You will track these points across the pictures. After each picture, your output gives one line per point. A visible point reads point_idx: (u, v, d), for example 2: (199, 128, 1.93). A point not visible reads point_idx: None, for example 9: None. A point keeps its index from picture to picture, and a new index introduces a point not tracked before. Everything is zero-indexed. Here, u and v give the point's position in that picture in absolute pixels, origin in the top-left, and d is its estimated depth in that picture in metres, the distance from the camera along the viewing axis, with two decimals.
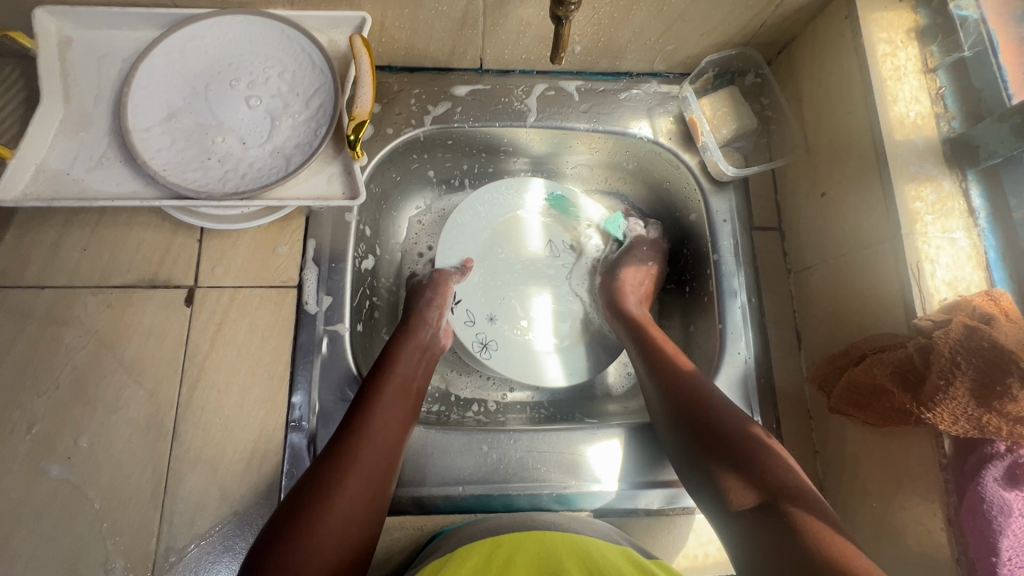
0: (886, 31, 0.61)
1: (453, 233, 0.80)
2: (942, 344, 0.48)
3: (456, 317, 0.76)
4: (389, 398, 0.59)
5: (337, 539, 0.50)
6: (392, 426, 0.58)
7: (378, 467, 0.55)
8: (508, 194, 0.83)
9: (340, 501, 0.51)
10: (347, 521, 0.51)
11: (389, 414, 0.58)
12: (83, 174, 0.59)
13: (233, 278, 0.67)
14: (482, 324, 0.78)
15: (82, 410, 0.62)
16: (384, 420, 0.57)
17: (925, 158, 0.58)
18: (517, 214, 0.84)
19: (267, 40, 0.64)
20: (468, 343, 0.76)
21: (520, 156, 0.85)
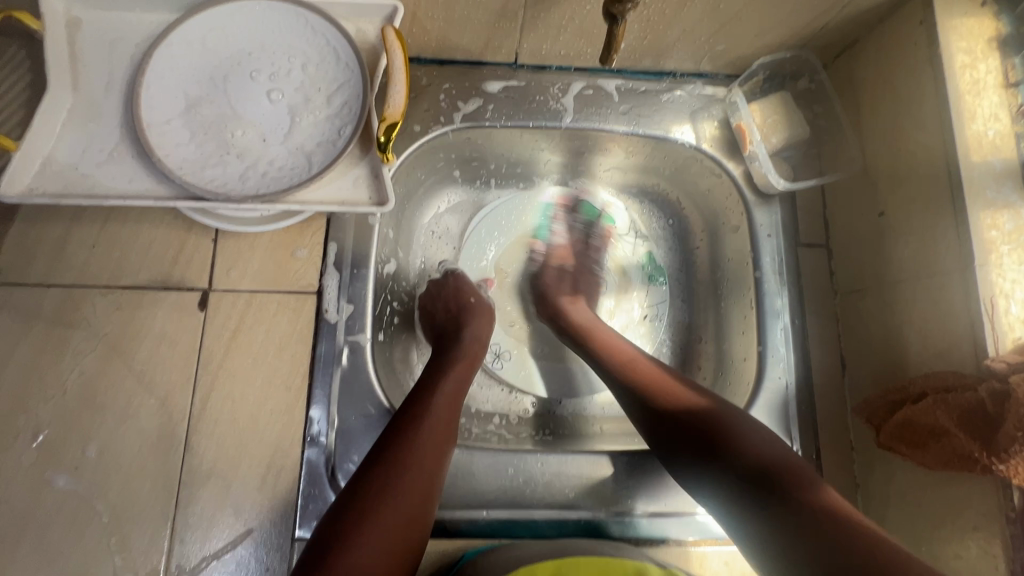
0: (966, 40, 0.56)
1: (470, 241, 0.81)
2: (1021, 391, 0.45)
3: None
4: (445, 399, 0.57)
5: (404, 526, 0.47)
6: (448, 428, 0.55)
7: (438, 457, 0.53)
8: (524, 207, 0.83)
9: (404, 489, 0.49)
10: (408, 520, 0.48)
11: (446, 416, 0.56)
12: (92, 169, 0.55)
13: (249, 282, 0.64)
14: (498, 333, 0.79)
15: (90, 417, 0.59)
16: (442, 422, 0.55)
17: (1003, 182, 0.53)
18: (533, 225, 0.83)
19: (290, 29, 0.59)
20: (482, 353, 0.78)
21: (547, 161, 0.81)
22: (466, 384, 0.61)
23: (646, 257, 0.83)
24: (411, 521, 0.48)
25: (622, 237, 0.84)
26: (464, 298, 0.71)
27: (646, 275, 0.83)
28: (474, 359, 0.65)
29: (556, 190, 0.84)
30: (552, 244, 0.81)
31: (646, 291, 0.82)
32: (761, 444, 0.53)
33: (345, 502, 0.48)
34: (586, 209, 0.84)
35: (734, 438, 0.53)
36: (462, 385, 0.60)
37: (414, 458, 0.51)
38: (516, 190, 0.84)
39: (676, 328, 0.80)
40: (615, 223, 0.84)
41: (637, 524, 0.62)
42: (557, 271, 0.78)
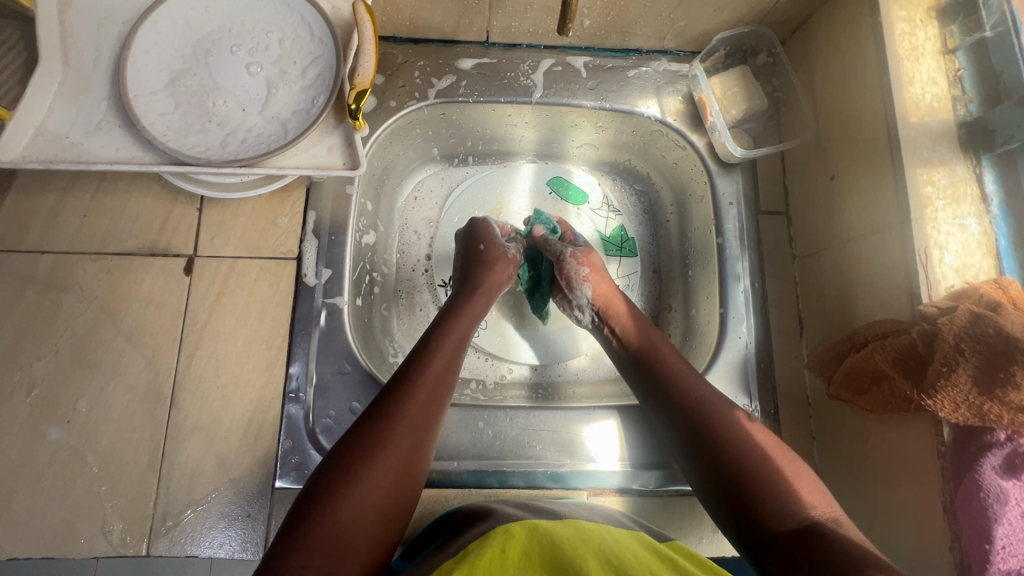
0: (905, 10, 0.59)
1: (448, 215, 0.84)
2: (946, 331, 0.48)
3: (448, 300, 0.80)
4: (443, 358, 0.59)
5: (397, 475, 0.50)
6: (437, 398, 0.56)
7: (431, 414, 0.55)
8: (500, 183, 0.86)
9: (397, 441, 0.51)
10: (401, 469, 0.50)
11: (439, 373, 0.57)
12: (82, 138, 0.59)
13: (232, 248, 0.67)
14: None
15: (81, 375, 0.62)
16: (434, 379, 0.57)
17: (938, 142, 0.56)
18: (508, 200, 0.86)
19: (268, 6, 0.63)
20: None
21: (521, 139, 0.85)
22: (465, 343, 0.63)
23: (620, 229, 0.86)
24: (405, 469, 0.51)
25: (596, 211, 0.87)
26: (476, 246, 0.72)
27: (619, 246, 0.85)
28: (477, 317, 0.65)
29: (531, 166, 0.88)
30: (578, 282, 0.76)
31: (619, 262, 0.85)
32: (705, 395, 0.56)
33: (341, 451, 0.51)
34: (561, 184, 0.87)
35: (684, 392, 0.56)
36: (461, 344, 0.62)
37: (400, 428, 0.52)
38: (493, 166, 0.87)
39: (646, 297, 0.83)
40: (588, 197, 0.87)
41: (601, 476, 0.65)
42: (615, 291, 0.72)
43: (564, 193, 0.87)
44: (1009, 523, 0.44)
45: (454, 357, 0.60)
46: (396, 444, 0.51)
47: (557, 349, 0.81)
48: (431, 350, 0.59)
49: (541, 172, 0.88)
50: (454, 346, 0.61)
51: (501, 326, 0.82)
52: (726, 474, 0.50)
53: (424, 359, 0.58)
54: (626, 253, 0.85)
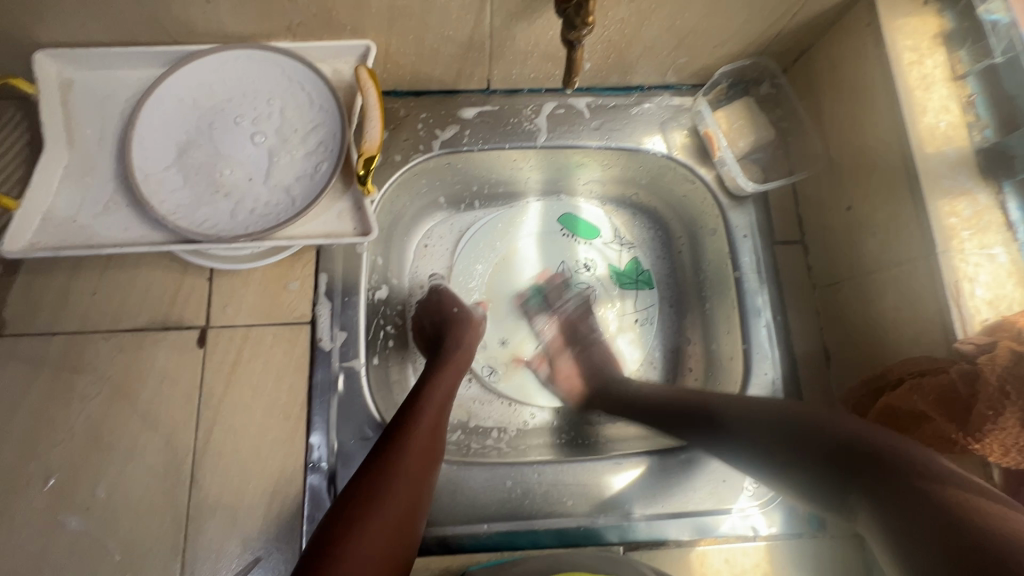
0: (911, 39, 0.59)
1: (461, 258, 0.84)
2: (990, 372, 0.46)
3: None
4: (434, 407, 0.59)
5: (394, 528, 0.49)
6: (433, 447, 0.56)
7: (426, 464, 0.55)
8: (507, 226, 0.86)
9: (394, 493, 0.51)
10: (398, 521, 0.50)
11: (434, 422, 0.58)
12: (89, 220, 0.58)
13: (245, 316, 0.66)
14: (494, 348, 0.81)
15: (98, 459, 0.61)
16: (431, 428, 0.57)
17: (957, 171, 0.55)
18: (515, 244, 0.85)
19: (269, 75, 0.62)
20: (478, 368, 0.79)
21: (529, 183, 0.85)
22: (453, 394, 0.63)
23: (635, 261, 0.85)
24: (401, 523, 0.50)
25: (607, 245, 0.86)
26: (448, 309, 0.75)
27: (636, 279, 0.84)
28: (461, 366, 0.67)
29: (538, 204, 0.87)
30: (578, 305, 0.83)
31: (636, 295, 0.84)
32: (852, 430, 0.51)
33: (341, 504, 0.50)
34: (570, 219, 0.87)
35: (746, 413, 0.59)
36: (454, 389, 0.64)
37: (398, 478, 0.52)
38: (500, 209, 0.86)
39: (665, 332, 0.82)
40: (600, 232, 0.86)
41: (637, 527, 0.63)
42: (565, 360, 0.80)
43: (576, 230, 0.86)
44: None
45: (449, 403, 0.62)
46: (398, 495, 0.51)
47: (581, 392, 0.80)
48: (425, 397, 0.60)
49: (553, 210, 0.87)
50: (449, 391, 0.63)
51: (521, 369, 0.80)
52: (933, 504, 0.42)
53: (416, 409, 0.58)
54: (643, 286, 0.84)
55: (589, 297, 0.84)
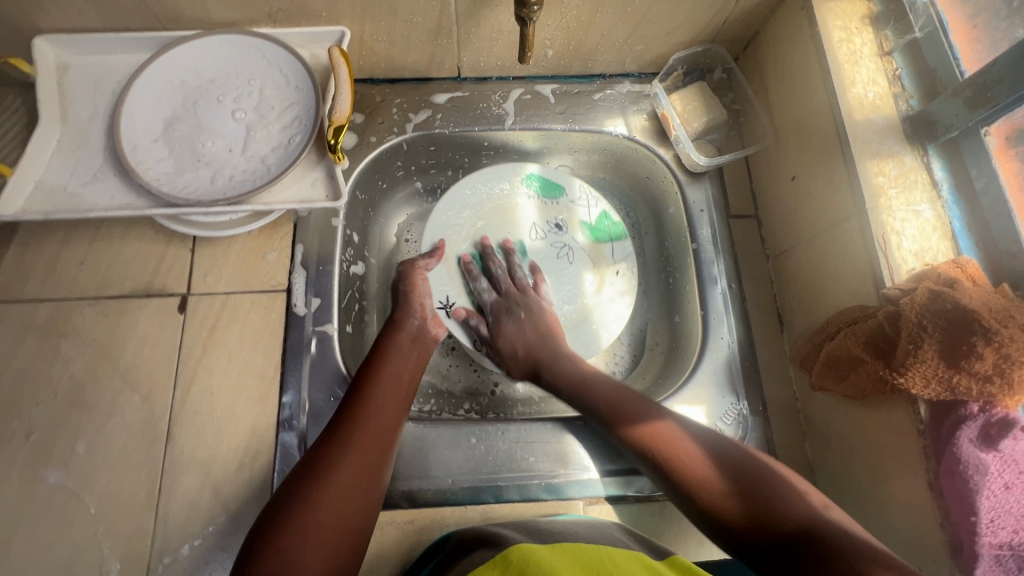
0: (841, 19, 0.64)
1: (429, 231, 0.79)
2: (909, 310, 0.50)
3: (451, 320, 0.76)
4: (385, 390, 0.59)
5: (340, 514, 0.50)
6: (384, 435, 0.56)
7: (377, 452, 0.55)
8: (495, 185, 0.82)
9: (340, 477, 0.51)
10: (344, 508, 0.50)
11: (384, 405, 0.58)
12: (79, 188, 0.63)
13: (224, 284, 0.70)
14: (480, 319, 0.77)
15: (79, 416, 0.64)
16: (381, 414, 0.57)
17: (885, 136, 0.60)
18: (500, 206, 0.82)
19: (250, 57, 0.67)
20: (467, 342, 0.75)
21: (511, 144, 0.84)
22: (409, 376, 0.62)
23: (605, 214, 0.83)
24: (349, 506, 0.51)
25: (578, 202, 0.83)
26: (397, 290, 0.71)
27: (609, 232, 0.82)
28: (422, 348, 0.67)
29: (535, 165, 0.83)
30: (514, 275, 0.79)
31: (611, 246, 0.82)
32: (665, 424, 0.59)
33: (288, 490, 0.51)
34: (552, 180, 0.83)
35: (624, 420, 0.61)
36: (406, 400, 0.61)
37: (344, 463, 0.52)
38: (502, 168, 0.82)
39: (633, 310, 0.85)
40: (565, 189, 0.83)
41: (595, 484, 0.65)
42: (510, 314, 0.74)
43: (542, 193, 0.83)
44: (993, 494, 0.45)
45: (397, 419, 0.58)
46: (322, 531, 0.48)
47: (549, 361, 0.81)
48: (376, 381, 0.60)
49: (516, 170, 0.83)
50: (400, 403, 0.60)
51: None
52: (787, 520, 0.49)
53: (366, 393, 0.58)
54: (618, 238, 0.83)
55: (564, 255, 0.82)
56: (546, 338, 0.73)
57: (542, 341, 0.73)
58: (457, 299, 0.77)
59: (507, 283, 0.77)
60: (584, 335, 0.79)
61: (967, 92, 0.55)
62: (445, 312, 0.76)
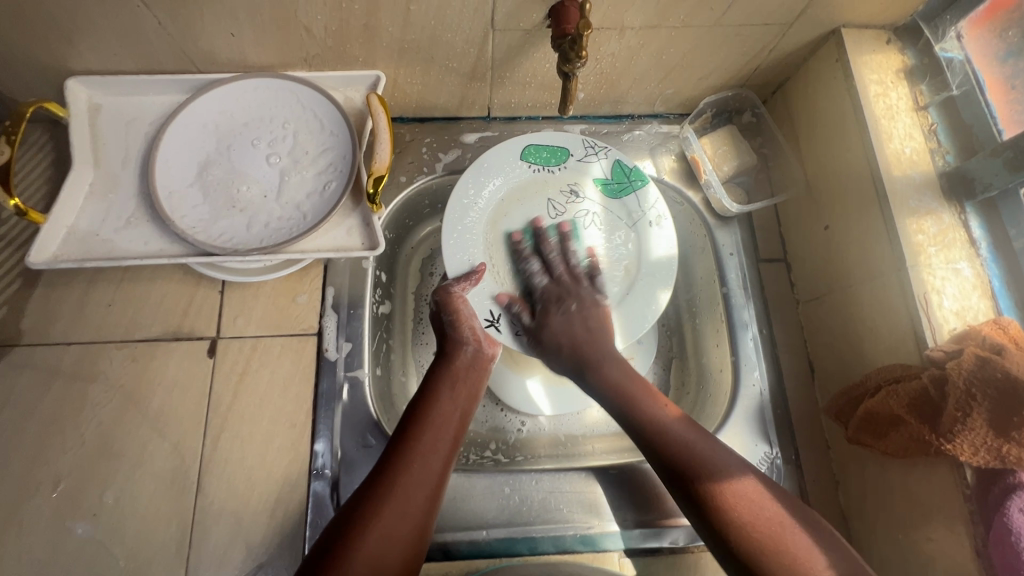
0: (877, 73, 0.64)
1: (451, 254, 0.70)
2: (956, 376, 0.50)
3: (504, 335, 0.70)
4: (442, 416, 0.60)
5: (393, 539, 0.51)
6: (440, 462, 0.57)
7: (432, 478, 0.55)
8: (491, 177, 0.74)
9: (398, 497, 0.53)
10: (400, 529, 0.51)
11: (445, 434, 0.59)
12: (112, 234, 0.62)
13: (253, 327, 0.69)
14: (531, 322, 0.71)
15: (108, 464, 0.63)
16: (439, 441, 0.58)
17: (923, 192, 0.60)
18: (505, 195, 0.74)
19: (284, 101, 0.67)
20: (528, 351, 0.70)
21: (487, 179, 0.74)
22: (467, 404, 0.63)
23: (618, 165, 0.76)
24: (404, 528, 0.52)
25: (583, 157, 0.76)
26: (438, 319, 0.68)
27: (628, 179, 0.75)
28: (476, 370, 0.66)
29: (507, 146, 0.75)
30: (570, 261, 0.73)
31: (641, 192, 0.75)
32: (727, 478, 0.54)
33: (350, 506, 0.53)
34: (539, 146, 0.75)
35: (711, 473, 0.54)
36: (455, 443, 0.60)
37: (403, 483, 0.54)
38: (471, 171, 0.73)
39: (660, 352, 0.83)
40: (568, 150, 0.76)
41: (630, 535, 0.64)
42: (560, 307, 0.69)
43: (539, 160, 0.75)
44: None
45: (444, 463, 0.57)
46: None
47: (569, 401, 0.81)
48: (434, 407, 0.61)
49: (509, 149, 0.75)
50: (448, 446, 0.59)
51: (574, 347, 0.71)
52: None
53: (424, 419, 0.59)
54: (639, 184, 0.75)
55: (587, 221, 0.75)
56: (591, 338, 0.68)
57: (590, 337, 0.68)
58: (501, 310, 0.70)
59: (560, 268, 0.72)
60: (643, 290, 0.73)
61: (1007, 153, 0.56)
62: (494, 330, 0.70)
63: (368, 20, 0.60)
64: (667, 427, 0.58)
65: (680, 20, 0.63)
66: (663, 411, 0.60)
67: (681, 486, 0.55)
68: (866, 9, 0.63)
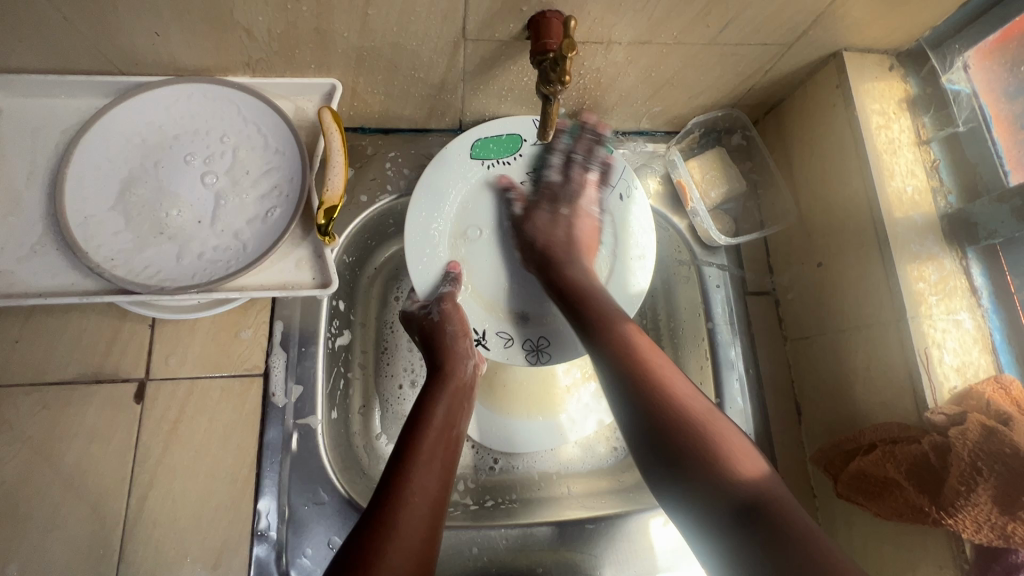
0: (879, 103, 0.60)
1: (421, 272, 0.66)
2: (960, 446, 0.46)
3: (494, 349, 0.67)
4: (440, 429, 0.56)
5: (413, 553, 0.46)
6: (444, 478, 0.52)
7: (435, 489, 0.51)
8: (447, 181, 0.68)
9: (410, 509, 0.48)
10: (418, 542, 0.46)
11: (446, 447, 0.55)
12: (12, 265, 0.52)
13: (189, 368, 0.61)
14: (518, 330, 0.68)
15: (12, 531, 0.54)
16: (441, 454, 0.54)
17: (924, 236, 0.56)
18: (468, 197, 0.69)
19: (222, 111, 0.58)
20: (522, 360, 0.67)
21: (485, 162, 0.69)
22: (461, 417, 0.59)
23: (577, 144, 0.69)
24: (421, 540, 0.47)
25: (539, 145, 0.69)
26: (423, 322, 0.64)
27: (589, 159, 0.69)
28: (466, 387, 0.61)
29: (454, 147, 0.67)
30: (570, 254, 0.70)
31: (602, 173, 0.70)
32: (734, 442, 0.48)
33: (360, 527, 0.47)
34: (489, 140, 0.68)
35: (733, 474, 0.46)
36: (452, 461, 0.55)
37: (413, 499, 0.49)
38: (425, 182, 0.67)
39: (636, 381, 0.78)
40: (520, 137, 0.69)
41: None
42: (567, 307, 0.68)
43: (492, 154, 0.69)
44: None
45: (442, 489, 0.51)
46: None
47: (537, 437, 0.75)
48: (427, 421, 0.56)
49: (458, 147, 0.68)
50: (444, 470, 0.53)
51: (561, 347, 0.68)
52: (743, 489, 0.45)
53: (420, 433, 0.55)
54: (601, 163, 0.70)
55: (557, 213, 0.70)
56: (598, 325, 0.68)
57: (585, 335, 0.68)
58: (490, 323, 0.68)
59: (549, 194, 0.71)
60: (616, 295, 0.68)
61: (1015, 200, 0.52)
62: (483, 347, 0.67)
63: (320, 23, 0.52)
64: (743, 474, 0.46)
65: (673, 37, 0.57)
66: (680, 386, 0.52)
67: (671, 468, 0.48)
68: (871, 33, 0.58)
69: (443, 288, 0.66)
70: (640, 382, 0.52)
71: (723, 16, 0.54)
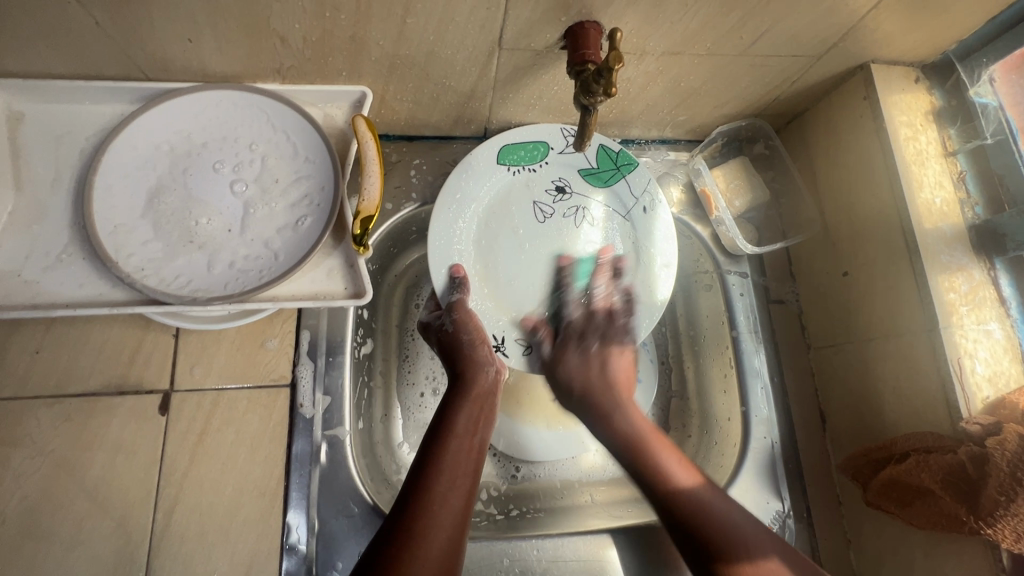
0: (906, 114, 0.61)
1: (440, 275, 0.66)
2: (1000, 457, 0.47)
3: (515, 357, 0.67)
4: (462, 437, 0.55)
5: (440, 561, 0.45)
6: (469, 487, 0.52)
7: (460, 498, 0.50)
8: (472, 185, 0.67)
9: (434, 518, 0.48)
10: (444, 552, 0.46)
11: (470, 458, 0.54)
12: (38, 275, 0.51)
13: (215, 378, 0.60)
14: (539, 338, 0.69)
15: (34, 548, 0.53)
16: (465, 465, 0.53)
17: (953, 247, 0.57)
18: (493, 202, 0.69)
19: (251, 118, 0.57)
20: (542, 368, 0.67)
21: (511, 167, 0.68)
22: (483, 425, 0.59)
23: (603, 151, 0.69)
24: (449, 549, 0.47)
25: (565, 153, 0.69)
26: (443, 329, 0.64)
27: (615, 167, 0.69)
28: (486, 395, 0.61)
29: (482, 150, 0.67)
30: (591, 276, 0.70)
31: (626, 180, 0.70)
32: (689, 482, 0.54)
33: (384, 536, 0.46)
34: (516, 146, 0.68)
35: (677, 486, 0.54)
36: (476, 470, 0.54)
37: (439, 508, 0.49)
38: (452, 187, 0.66)
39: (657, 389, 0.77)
40: (547, 144, 0.68)
41: None
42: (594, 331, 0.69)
43: (519, 160, 0.68)
44: None
45: (466, 499, 0.51)
46: None
47: (557, 445, 0.75)
48: (449, 429, 0.56)
49: (485, 152, 0.67)
50: (469, 478, 0.53)
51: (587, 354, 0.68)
52: (691, 519, 0.52)
53: (442, 443, 0.54)
54: (627, 171, 0.69)
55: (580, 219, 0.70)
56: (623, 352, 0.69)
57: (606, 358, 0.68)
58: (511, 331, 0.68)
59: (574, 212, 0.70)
60: (640, 303, 0.68)
61: None
62: (504, 354, 0.67)
63: (356, 30, 0.51)
64: (686, 492, 0.53)
65: (706, 48, 0.57)
66: (670, 459, 0.57)
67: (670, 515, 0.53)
68: (899, 46, 0.59)
69: (452, 295, 0.65)
70: (642, 459, 0.57)
71: (758, 27, 0.54)
